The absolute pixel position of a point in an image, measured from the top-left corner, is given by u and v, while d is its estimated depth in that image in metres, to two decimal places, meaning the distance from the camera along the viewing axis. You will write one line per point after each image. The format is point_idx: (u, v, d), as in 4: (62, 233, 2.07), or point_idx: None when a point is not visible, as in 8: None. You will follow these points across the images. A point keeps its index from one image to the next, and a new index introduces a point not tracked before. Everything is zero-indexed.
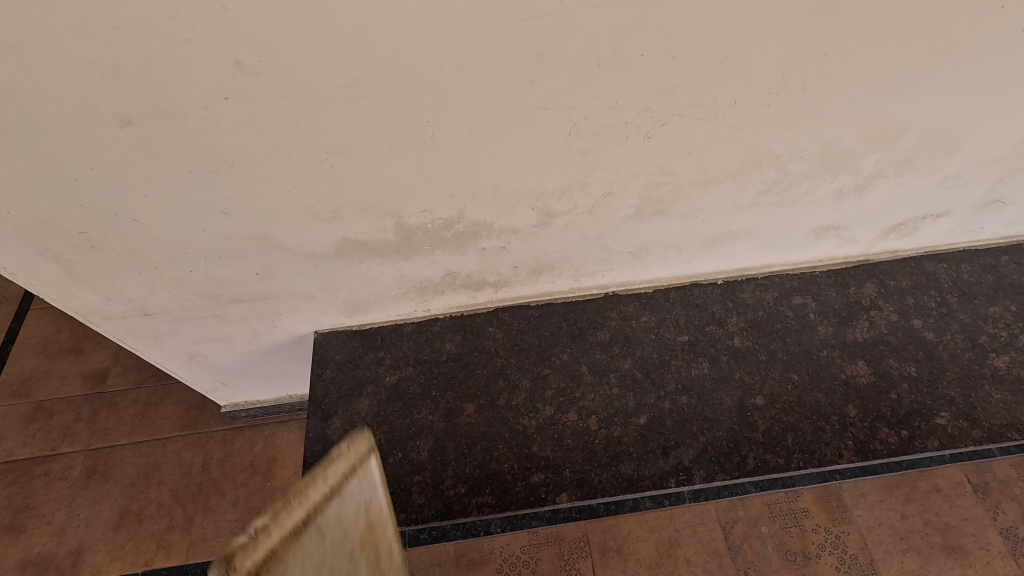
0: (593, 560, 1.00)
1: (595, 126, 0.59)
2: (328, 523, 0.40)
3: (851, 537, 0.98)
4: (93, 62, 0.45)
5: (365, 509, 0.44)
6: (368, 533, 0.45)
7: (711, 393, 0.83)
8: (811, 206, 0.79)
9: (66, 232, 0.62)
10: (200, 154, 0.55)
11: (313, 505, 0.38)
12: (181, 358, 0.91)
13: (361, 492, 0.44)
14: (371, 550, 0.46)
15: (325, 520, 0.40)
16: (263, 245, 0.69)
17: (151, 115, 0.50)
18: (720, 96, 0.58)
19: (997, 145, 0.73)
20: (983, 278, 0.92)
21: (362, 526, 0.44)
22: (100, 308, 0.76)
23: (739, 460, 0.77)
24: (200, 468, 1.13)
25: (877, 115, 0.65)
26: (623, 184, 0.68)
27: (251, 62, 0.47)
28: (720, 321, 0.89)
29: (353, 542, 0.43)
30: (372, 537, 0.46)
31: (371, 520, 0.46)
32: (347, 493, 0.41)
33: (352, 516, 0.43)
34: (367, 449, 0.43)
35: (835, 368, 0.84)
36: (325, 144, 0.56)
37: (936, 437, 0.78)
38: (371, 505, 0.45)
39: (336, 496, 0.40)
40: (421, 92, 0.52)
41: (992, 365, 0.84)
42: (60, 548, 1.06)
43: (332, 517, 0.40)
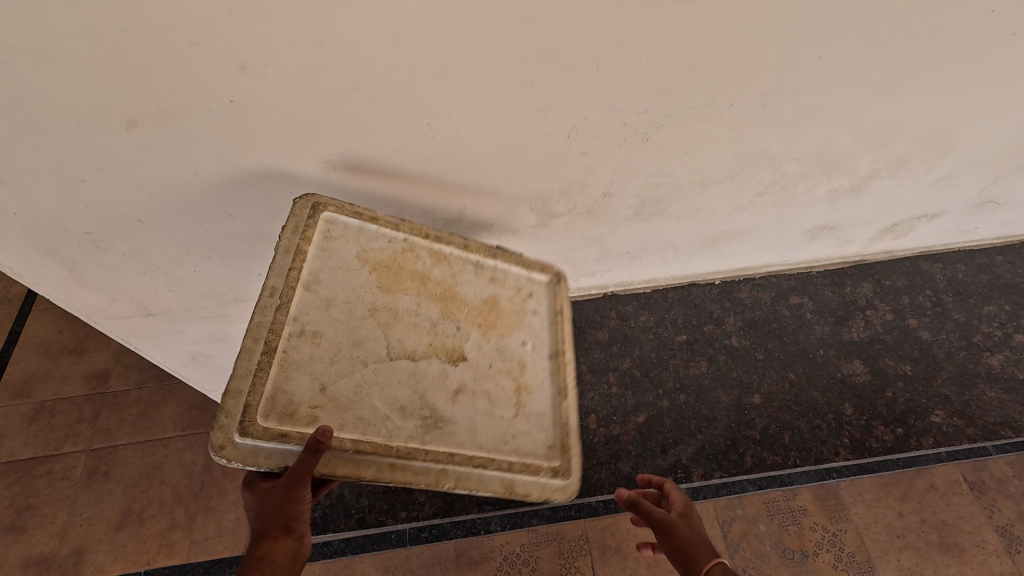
0: (593, 557, 1.01)
1: (594, 128, 0.60)
2: (322, 305, 0.56)
3: None
4: (99, 65, 0.46)
5: (356, 260, 0.59)
6: (379, 274, 0.60)
7: (709, 392, 0.85)
8: (807, 207, 0.80)
9: (71, 232, 0.62)
10: (204, 155, 0.56)
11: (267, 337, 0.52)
12: (183, 358, 0.92)
13: (336, 249, 0.59)
14: (396, 292, 0.60)
15: (318, 304, 0.56)
16: (265, 245, 0.70)
17: (157, 117, 0.51)
18: (717, 99, 0.59)
19: (991, 147, 0.74)
20: (978, 278, 0.93)
21: (369, 279, 0.59)
22: (103, 308, 0.76)
23: (737, 458, 0.81)
24: (201, 467, 1.14)
25: (871, 117, 0.66)
26: (622, 184, 0.69)
27: (256, 66, 0.48)
28: (719, 320, 0.90)
29: (355, 309, 0.58)
30: (395, 286, 0.60)
31: (374, 265, 0.60)
32: (314, 266, 0.57)
33: (346, 286, 0.58)
34: (312, 207, 0.58)
35: (832, 367, 0.86)
36: (327, 145, 0.57)
37: (930, 435, 0.83)
38: (362, 256, 0.60)
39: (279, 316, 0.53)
40: (422, 95, 0.53)
41: (987, 363, 0.86)
42: (63, 547, 1.06)
43: (322, 292, 0.56)
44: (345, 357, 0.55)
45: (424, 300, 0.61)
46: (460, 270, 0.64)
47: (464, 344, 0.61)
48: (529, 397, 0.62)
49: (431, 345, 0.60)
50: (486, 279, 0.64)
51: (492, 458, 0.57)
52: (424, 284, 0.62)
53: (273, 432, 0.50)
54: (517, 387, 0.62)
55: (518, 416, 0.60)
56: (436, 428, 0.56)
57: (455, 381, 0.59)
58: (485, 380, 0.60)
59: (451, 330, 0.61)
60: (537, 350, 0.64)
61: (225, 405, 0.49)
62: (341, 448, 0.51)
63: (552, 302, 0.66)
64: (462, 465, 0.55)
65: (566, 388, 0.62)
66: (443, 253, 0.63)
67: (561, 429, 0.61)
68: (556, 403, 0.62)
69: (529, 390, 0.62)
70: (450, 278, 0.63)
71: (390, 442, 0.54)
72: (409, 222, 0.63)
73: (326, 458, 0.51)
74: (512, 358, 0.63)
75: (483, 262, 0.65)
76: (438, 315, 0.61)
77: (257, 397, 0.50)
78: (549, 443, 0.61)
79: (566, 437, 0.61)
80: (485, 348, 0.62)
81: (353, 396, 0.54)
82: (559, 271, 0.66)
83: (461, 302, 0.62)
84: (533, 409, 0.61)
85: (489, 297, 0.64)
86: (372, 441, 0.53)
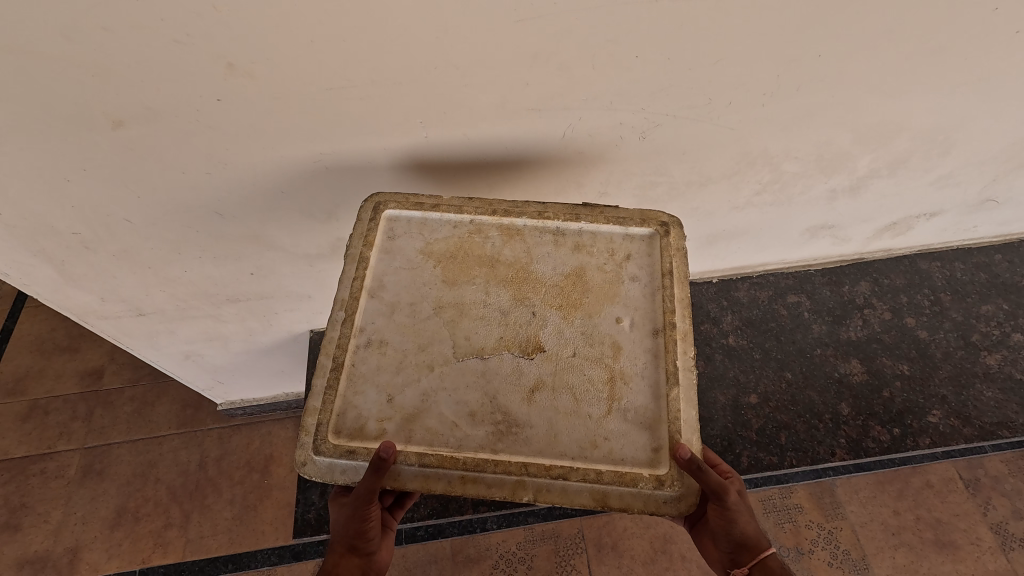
0: (589, 556, 1.02)
1: (589, 127, 0.59)
2: (387, 311, 0.54)
3: (843, 533, 1.04)
4: (82, 64, 0.45)
5: (419, 256, 0.56)
6: (443, 266, 0.56)
7: (706, 392, 0.83)
8: (805, 206, 0.79)
9: (59, 233, 0.61)
10: (195, 156, 0.55)
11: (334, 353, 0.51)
12: (176, 357, 0.91)
13: (397, 249, 0.57)
14: (462, 283, 0.55)
15: (383, 310, 0.54)
16: (258, 245, 0.69)
17: (143, 117, 0.50)
18: (715, 98, 0.58)
19: (992, 145, 0.73)
20: (977, 277, 0.93)
21: (434, 274, 0.56)
22: (95, 308, 0.75)
23: (734, 458, 0.79)
24: (197, 466, 1.14)
25: (871, 117, 0.65)
26: (618, 184, 0.68)
27: (243, 64, 0.47)
28: (715, 320, 0.89)
29: (418, 311, 0.54)
30: (461, 277, 0.55)
31: (438, 257, 0.56)
32: (377, 272, 0.56)
33: (410, 287, 0.55)
34: (373, 209, 0.58)
35: (829, 367, 0.85)
36: (317, 144, 0.56)
37: (927, 435, 0.81)
38: (424, 249, 0.57)
39: (342, 329, 0.52)
40: (414, 94, 0.52)
41: (984, 363, 0.86)
42: (57, 547, 1.06)
43: (386, 297, 0.55)
44: (410, 363, 0.52)
45: (493, 286, 0.55)
46: (536, 243, 0.57)
47: (540, 331, 0.53)
48: (625, 387, 0.51)
49: (503, 338, 0.53)
50: (569, 249, 0.57)
51: (576, 467, 0.48)
52: (492, 269, 0.56)
53: (342, 448, 0.49)
54: (610, 376, 0.51)
55: (610, 411, 0.50)
56: (510, 434, 0.49)
57: (532, 377, 0.51)
58: (569, 373, 0.52)
59: (525, 317, 0.54)
60: (637, 327, 0.53)
61: (304, 426, 0.50)
62: (406, 461, 0.48)
63: (655, 259, 0.56)
64: (539, 475, 0.48)
65: (675, 376, 0.51)
66: (513, 229, 0.57)
67: (663, 428, 0.49)
68: (657, 396, 0.51)
69: (624, 378, 0.51)
70: (523, 255, 0.56)
71: (456, 452, 0.48)
72: (474, 199, 0.58)
73: (396, 473, 0.48)
74: (603, 341, 0.53)
75: (566, 229, 0.58)
76: (510, 301, 0.54)
77: (328, 415, 0.50)
78: (646, 443, 0.49)
79: (668, 438, 0.49)
80: (566, 331, 0.53)
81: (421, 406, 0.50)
82: (664, 220, 0.56)
83: (537, 283, 0.55)
84: (631, 401, 0.51)
85: (572, 269, 0.56)
86: (438, 454, 0.48)
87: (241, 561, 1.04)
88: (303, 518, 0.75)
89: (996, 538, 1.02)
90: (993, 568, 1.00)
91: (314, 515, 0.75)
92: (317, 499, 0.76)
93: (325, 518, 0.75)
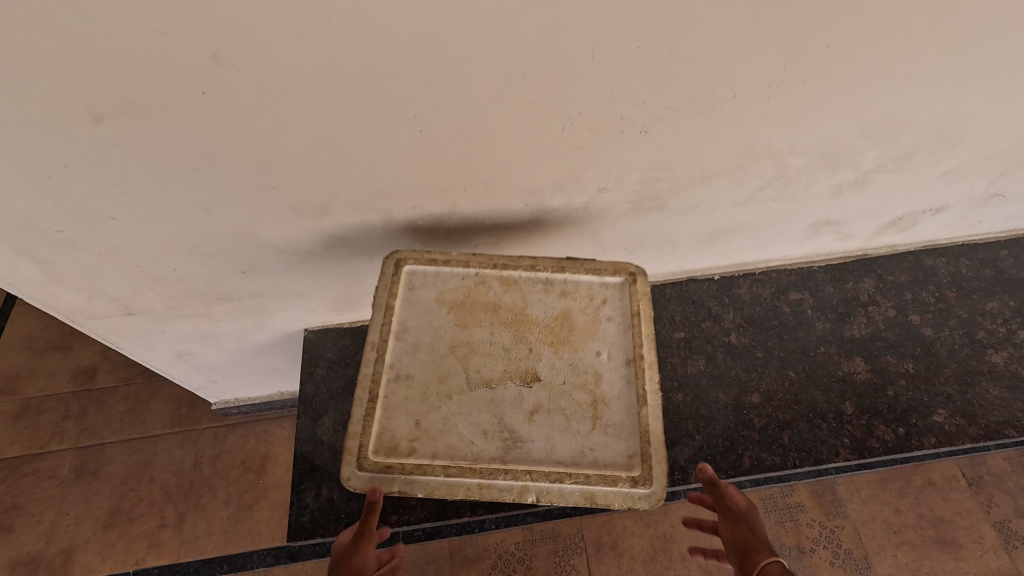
0: (588, 556, 1.01)
1: (589, 121, 0.57)
2: (410, 351, 0.61)
3: (845, 532, 1.03)
4: (59, 55, 0.42)
5: (434, 303, 0.63)
6: (454, 311, 0.63)
7: (707, 391, 0.82)
8: (810, 201, 0.77)
9: (43, 231, 0.59)
10: (181, 151, 0.53)
11: (369, 386, 0.59)
12: (168, 356, 0.90)
13: (416, 298, 0.63)
14: (472, 325, 0.63)
15: (407, 350, 0.61)
16: (249, 243, 0.67)
17: (126, 111, 0.48)
18: (720, 91, 0.56)
19: (1002, 139, 0.72)
20: (982, 273, 0.91)
21: (446, 318, 0.63)
22: (83, 308, 0.74)
23: (735, 458, 0.77)
24: (191, 465, 1.12)
25: (879, 110, 0.63)
26: (618, 180, 0.67)
27: (229, 56, 0.45)
28: (717, 318, 0.88)
29: (436, 347, 0.61)
30: (470, 320, 0.63)
31: (449, 303, 0.63)
32: (401, 318, 0.62)
33: (428, 330, 0.62)
34: (395, 265, 0.64)
35: (832, 365, 0.84)
36: (308, 139, 0.54)
37: (932, 435, 0.79)
38: (438, 297, 0.64)
39: (375, 366, 0.59)
40: (408, 87, 0.50)
41: (990, 361, 0.84)
42: (50, 548, 1.05)
43: (409, 338, 0.61)
44: (432, 393, 0.59)
45: (497, 328, 0.62)
46: (531, 290, 0.64)
47: (536, 364, 0.61)
48: (605, 408, 0.58)
49: (507, 371, 0.60)
50: (556, 294, 0.64)
51: (570, 473, 0.55)
52: (496, 313, 0.63)
53: (381, 465, 0.55)
54: (593, 399, 0.59)
55: (595, 428, 0.57)
56: (516, 448, 0.56)
57: (531, 402, 0.59)
58: (561, 397, 0.59)
59: (524, 352, 0.61)
60: (615, 359, 0.61)
61: (347, 449, 0.56)
62: (433, 473, 0.55)
63: (627, 303, 0.63)
64: (541, 480, 0.55)
65: (646, 397, 0.58)
66: (512, 279, 0.65)
67: (639, 440, 0.56)
68: (634, 414, 0.58)
69: (604, 401, 0.59)
70: (520, 301, 0.64)
71: (473, 465, 0.55)
72: (478, 254, 0.65)
73: (423, 481, 0.55)
74: (587, 370, 0.60)
75: (553, 277, 0.65)
76: (511, 339, 0.62)
77: (365, 439, 0.56)
78: (626, 452, 0.56)
79: (643, 447, 0.56)
80: (557, 364, 0.60)
81: (444, 428, 0.57)
82: (633, 269, 0.63)
83: (533, 324, 0.63)
84: (611, 420, 0.58)
85: (560, 312, 0.63)
86: (458, 466, 0.55)
87: (237, 562, 1.03)
88: (298, 522, 0.73)
89: (999, 536, 1.01)
90: (996, 566, 0.99)
91: (309, 518, 0.73)
92: (311, 501, 0.74)
93: (319, 520, 0.73)
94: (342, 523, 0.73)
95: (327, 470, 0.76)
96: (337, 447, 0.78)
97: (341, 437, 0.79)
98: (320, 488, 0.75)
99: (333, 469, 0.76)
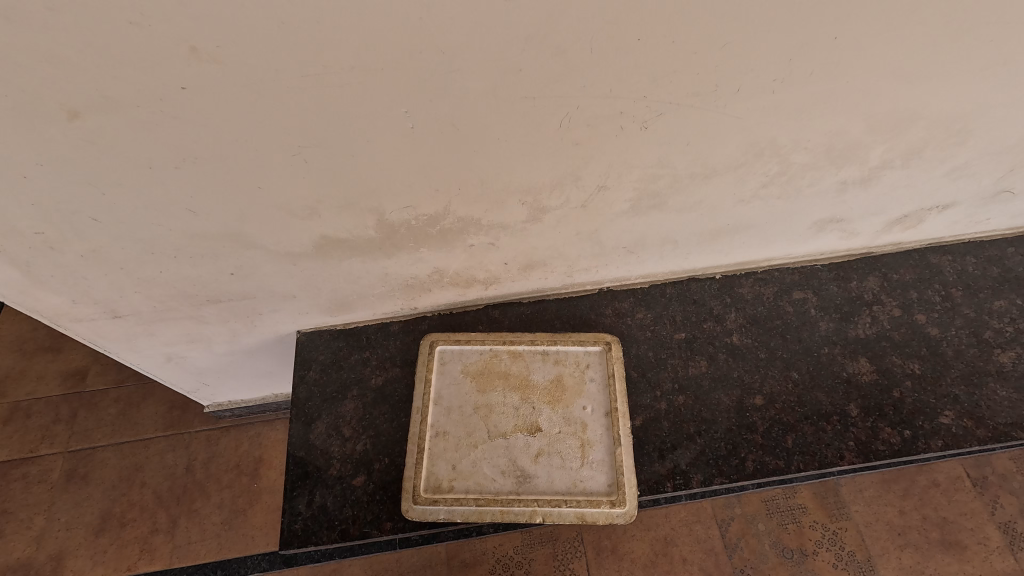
0: (587, 560, 1.00)
1: (587, 117, 0.55)
2: (444, 412, 0.75)
3: (848, 534, 1.02)
4: (27, 47, 0.40)
5: (460, 374, 0.78)
6: (475, 380, 0.77)
7: (709, 393, 0.80)
8: (814, 198, 0.75)
9: (21, 233, 0.57)
10: (162, 149, 0.51)
11: (414, 438, 0.73)
12: (157, 360, 0.88)
13: (447, 370, 0.78)
14: (489, 390, 0.77)
15: (442, 412, 0.75)
16: (237, 244, 0.65)
17: (102, 107, 0.46)
18: (722, 84, 0.54)
19: (1011, 133, 0.70)
20: (989, 271, 0.89)
21: (469, 386, 0.77)
22: (67, 311, 0.72)
23: (738, 462, 0.74)
24: (184, 469, 1.10)
25: (886, 104, 0.61)
26: (618, 177, 0.64)
27: (208, 48, 0.42)
28: (718, 318, 0.86)
29: (462, 408, 0.75)
30: (488, 386, 0.77)
31: (472, 373, 0.78)
32: (436, 388, 0.77)
33: (457, 394, 0.76)
34: (429, 346, 0.79)
35: (836, 366, 0.82)
36: (295, 137, 0.52)
37: (939, 437, 0.76)
38: (463, 369, 0.78)
39: (417, 421, 0.74)
40: (397, 82, 0.48)
41: (997, 361, 0.81)
42: (39, 554, 1.03)
43: (444, 403, 0.76)
44: (462, 444, 0.73)
45: (508, 391, 0.76)
46: (531, 360, 0.79)
47: (538, 417, 0.74)
48: (590, 449, 0.72)
49: (516, 424, 0.74)
50: (551, 362, 0.78)
51: (568, 500, 0.69)
52: (507, 379, 0.77)
53: (430, 499, 0.70)
54: (581, 442, 0.73)
55: (583, 465, 0.71)
56: (525, 482, 0.70)
57: (536, 446, 0.73)
58: (558, 442, 0.73)
59: (528, 409, 0.75)
60: (597, 411, 0.75)
61: (402, 488, 0.71)
62: (467, 504, 0.69)
63: (604, 366, 0.77)
64: (546, 506, 0.68)
65: (620, 438, 0.72)
66: (517, 351, 0.79)
67: (615, 472, 0.70)
68: (612, 452, 0.72)
69: (589, 443, 0.73)
70: (524, 370, 0.78)
71: (495, 496, 0.70)
72: (491, 333, 0.80)
73: (459, 511, 0.69)
74: (575, 423, 0.74)
75: (548, 348, 0.79)
76: (519, 400, 0.76)
77: (416, 479, 0.71)
78: (607, 482, 0.70)
79: (619, 477, 0.70)
80: (554, 417, 0.74)
81: (473, 469, 0.71)
82: (609, 339, 0.78)
83: (534, 387, 0.77)
84: (595, 458, 0.72)
85: (554, 377, 0.77)
86: (483, 497, 0.69)
87: (230, 567, 1.02)
88: (289, 530, 0.71)
89: (1004, 538, 1.00)
90: (1002, 568, 0.97)
91: (301, 526, 0.71)
92: (303, 509, 0.72)
93: (312, 528, 0.71)
94: (336, 531, 0.70)
95: (320, 476, 0.74)
96: (330, 452, 0.76)
97: (334, 441, 0.77)
98: (313, 494, 0.73)
99: (326, 475, 0.74)
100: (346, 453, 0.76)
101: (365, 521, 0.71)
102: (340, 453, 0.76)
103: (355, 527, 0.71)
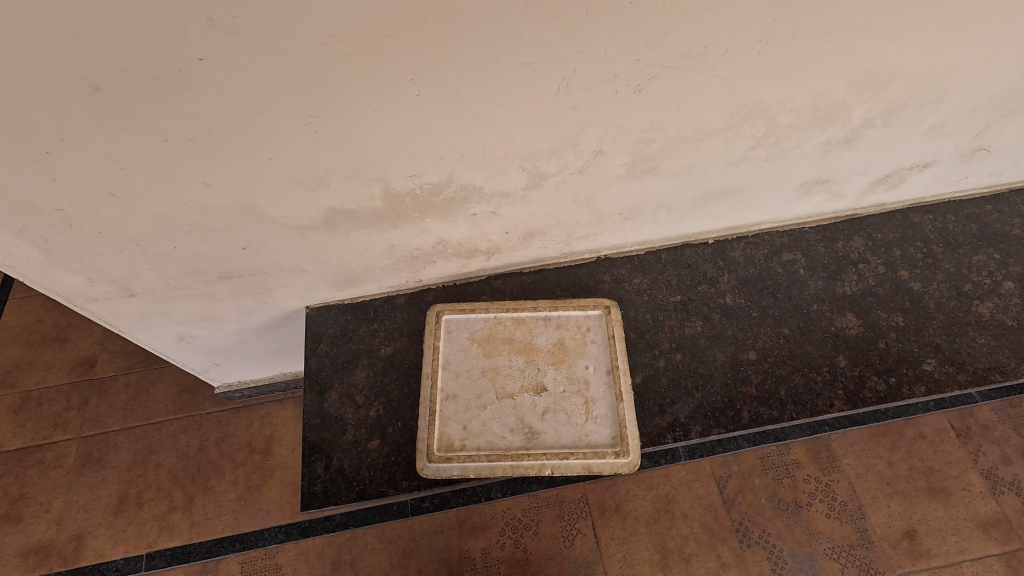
0: (593, 519, 1.05)
1: (585, 81, 0.58)
2: (453, 376, 0.78)
3: (840, 485, 1.07)
4: (52, 21, 0.42)
5: (467, 341, 0.81)
6: (482, 346, 0.80)
7: (704, 350, 0.83)
8: (800, 159, 0.79)
9: (41, 210, 0.59)
10: (178, 121, 0.53)
11: (426, 401, 0.76)
12: (169, 339, 0.90)
13: (454, 338, 0.81)
14: (495, 354, 0.80)
15: (451, 376, 0.78)
16: (248, 217, 0.67)
17: (122, 80, 0.48)
18: (711, 46, 0.57)
19: (985, 91, 0.73)
20: (968, 228, 0.93)
21: (476, 352, 0.80)
22: (83, 290, 0.74)
23: (734, 414, 0.78)
24: (197, 449, 1.13)
25: (869, 63, 0.64)
26: (613, 142, 0.67)
27: (224, 19, 0.45)
28: (712, 280, 0.89)
29: (471, 372, 0.79)
30: (493, 351, 0.80)
31: (478, 340, 0.81)
32: (445, 355, 0.80)
33: (466, 359, 0.80)
34: (436, 316, 0.82)
35: (825, 321, 0.85)
36: (307, 107, 0.54)
37: (922, 383, 0.80)
38: (469, 337, 0.81)
39: (429, 385, 0.77)
40: (404, 48, 0.50)
41: (977, 311, 0.85)
42: (60, 535, 1.05)
43: (452, 367, 0.79)
44: (472, 406, 0.76)
45: (513, 355, 0.79)
46: (534, 325, 0.82)
47: (543, 378, 0.78)
48: (593, 405, 0.76)
49: (523, 384, 0.77)
50: (554, 327, 0.82)
51: (573, 451, 0.72)
52: (512, 344, 0.80)
53: (443, 456, 0.73)
54: (585, 399, 0.76)
55: (587, 419, 0.75)
56: (533, 438, 0.74)
57: (543, 405, 0.76)
58: (563, 400, 0.76)
59: (533, 370, 0.78)
60: (599, 369, 0.78)
61: (417, 448, 0.74)
62: (478, 458, 0.72)
63: (605, 329, 0.81)
64: (552, 457, 0.72)
65: (622, 394, 0.75)
66: (521, 318, 0.82)
67: (619, 425, 0.74)
68: (615, 406, 0.75)
69: (593, 400, 0.76)
70: (528, 335, 0.81)
71: (506, 451, 0.73)
72: (494, 301, 0.83)
73: (470, 465, 0.72)
74: (579, 381, 0.77)
75: (550, 314, 0.82)
76: (524, 362, 0.79)
77: (429, 440, 0.74)
78: (611, 434, 0.73)
79: (622, 429, 0.73)
80: (558, 377, 0.78)
81: (483, 428, 0.75)
82: (609, 303, 0.81)
83: (539, 351, 0.80)
84: (599, 413, 0.75)
85: (557, 341, 0.80)
86: (494, 452, 0.73)
87: (249, 540, 1.05)
88: (310, 492, 0.74)
89: (986, 483, 1.05)
90: (984, 511, 1.03)
91: (321, 488, 0.74)
92: (322, 472, 0.75)
93: (331, 489, 0.74)
94: (354, 491, 0.74)
95: (335, 442, 0.77)
96: (344, 420, 0.79)
97: (348, 409, 0.80)
98: (330, 459, 0.76)
99: (341, 441, 0.77)
100: (361, 419, 0.79)
101: (381, 481, 0.74)
102: (355, 419, 0.79)
103: (373, 486, 0.74)
